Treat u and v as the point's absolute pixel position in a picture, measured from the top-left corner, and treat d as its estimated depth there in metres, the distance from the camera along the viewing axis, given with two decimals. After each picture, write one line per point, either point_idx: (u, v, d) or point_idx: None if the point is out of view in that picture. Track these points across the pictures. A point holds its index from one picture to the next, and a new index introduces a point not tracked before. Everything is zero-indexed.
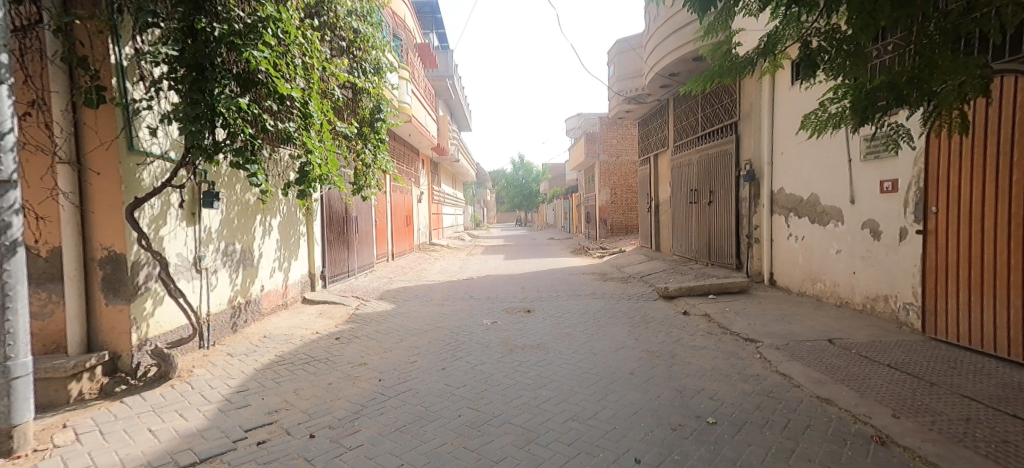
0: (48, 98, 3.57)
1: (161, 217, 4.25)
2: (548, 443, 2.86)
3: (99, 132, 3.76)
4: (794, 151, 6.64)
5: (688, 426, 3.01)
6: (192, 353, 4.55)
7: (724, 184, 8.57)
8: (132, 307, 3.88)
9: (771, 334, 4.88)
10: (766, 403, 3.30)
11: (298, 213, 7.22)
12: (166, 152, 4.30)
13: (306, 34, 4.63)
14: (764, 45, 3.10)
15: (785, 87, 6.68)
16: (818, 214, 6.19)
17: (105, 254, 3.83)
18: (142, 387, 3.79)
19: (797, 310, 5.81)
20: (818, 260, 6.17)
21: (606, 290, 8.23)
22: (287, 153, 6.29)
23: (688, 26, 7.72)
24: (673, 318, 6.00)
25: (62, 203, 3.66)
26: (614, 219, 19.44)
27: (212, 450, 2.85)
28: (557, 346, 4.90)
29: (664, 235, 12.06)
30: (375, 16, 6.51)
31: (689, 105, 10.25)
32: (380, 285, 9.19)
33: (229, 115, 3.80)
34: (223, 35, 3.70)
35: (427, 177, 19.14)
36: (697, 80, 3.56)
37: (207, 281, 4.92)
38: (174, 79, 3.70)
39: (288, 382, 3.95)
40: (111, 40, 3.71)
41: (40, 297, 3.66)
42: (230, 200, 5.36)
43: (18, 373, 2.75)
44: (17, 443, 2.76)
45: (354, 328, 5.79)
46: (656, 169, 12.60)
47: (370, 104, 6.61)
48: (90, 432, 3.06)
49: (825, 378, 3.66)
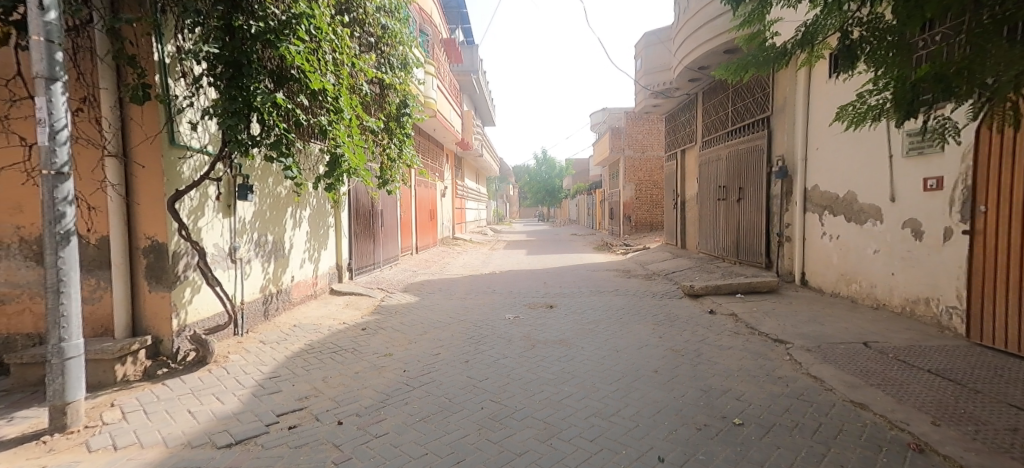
0: (97, 95, 3.80)
1: (199, 209, 4.42)
2: (570, 438, 2.89)
3: (143, 126, 3.92)
4: (829, 145, 6.47)
5: (713, 426, 2.99)
6: (227, 340, 4.73)
7: (755, 180, 8.38)
8: (173, 294, 4.04)
9: (803, 335, 4.78)
10: (796, 406, 3.25)
11: (327, 205, 7.41)
12: (205, 146, 4.49)
13: (337, 30, 4.76)
14: (802, 35, 3.02)
15: (822, 80, 6.51)
16: (855, 212, 6.00)
17: (148, 243, 4.01)
18: (182, 370, 3.96)
19: (828, 311, 5.67)
20: (854, 259, 6.00)
21: (629, 287, 8.19)
22: (317, 147, 6.50)
23: (720, 18, 7.56)
24: (698, 316, 5.93)
25: (110, 194, 3.86)
26: (638, 215, 19.25)
27: (247, 432, 2.97)
28: (579, 341, 4.91)
29: (690, 232, 11.87)
30: (402, 12, 6.57)
31: (718, 98, 10.05)
32: (405, 278, 9.37)
33: (265, 110, 3.92)
34: (259, 32, 3.80)
35: (451, 171, 19.31)
36: (729, 72, 3.53)
37: (242, 270, 5.11)
38: (214, 75, 3.86)
39: (317, 370, 4.07)
40: (156, 39, 3.87)
41: (90, 283, 3.91)
42: (263, 193, 5.55)
43: (72, 354, 2.92)
44: (71, 419, 2.93)
45: (379, 320, 5.92)
46: (683, 165, 12.37)
47: (397, 99, 6.76)
48: (136, 411, 3.23)
49: (860, 382, 3.57)
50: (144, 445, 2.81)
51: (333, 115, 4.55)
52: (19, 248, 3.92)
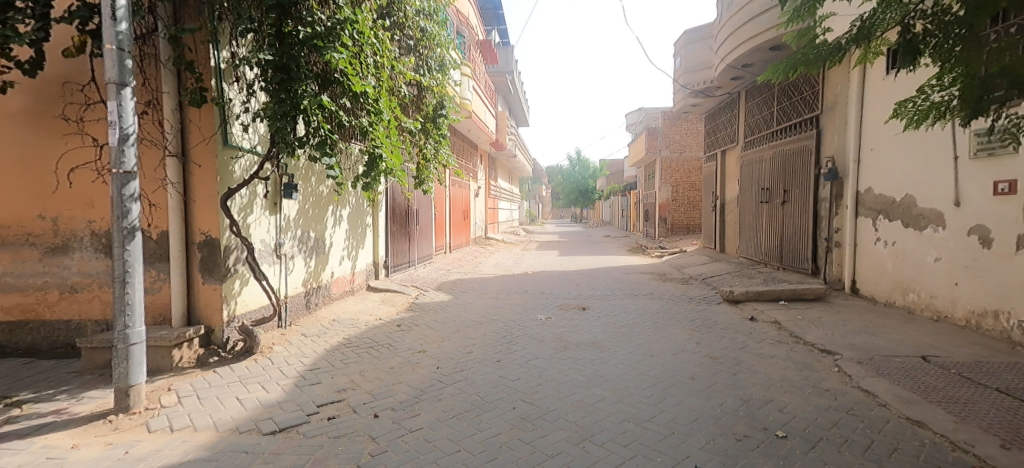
0: (159, 98, 4.05)
1: (249, 206, 4.65)
2: (603, 442, 2.88)
3: (200, 128, 4.15)
4: (884, 147, 6.17)
5: (754, 437, 2.92)
6: (272, 332, 4.95)
7: (801, 182, 8.07)
8: (224, 286, 4.27)
9: (853, 347, 4.58)
10: (845, 421, 3.13)
11: (365, 204, 7.63)
12: (255, 146, 4.71)
13: (379, 34, 4.89)
14: (857, 30, 2.90)
15: (878, 78, 6.21)
16: (913, 217, 5.70)
17: (202, 238, 4.24)
18: (231, 359, 4.17)
19: (880, 321, 5.41)
20: (911, 268, 5.70)
21: (664, 291, 8.05)
22: (358, 148, 6.70)
23: (766, 13, 7.33)
24: (737, 323, 5.77)
25: (170, 192, 4.11)
26: (674, 217, 18.88)
27: (290, 421, 3.10)
28: (612, 345, 4.88)
29: (730, 236, 11.54)
30: (440, 15, 6.68)
31: (763, 97, 9.73)
32: (438, 277, 9.52)
33: (310, 112, 4.08)
34: (306, 38, 3.96)
35: (485, 172, 19.47)
36: (776, 69, 3.43)
37: (286, 266, 5.32)
38: (265, 79, 4.05)
39: (354, 364, 4.21)
40: (213, 45, 4.10)
41: (152, 274, 4.19)
42: (306, 191, 5.77)
43: (135, 340, 3.13)
44: (133, 401, 3.14)
45: (413, 317, 6.06)
46: (723, 166, 12.04)
47: (434, 100, 6.89)
48: (190, 396, 3.43)
49: (918, 398, 3.40)
50: (197, 428, 2.99)
51: (373, 117, 4.68)
52: (89, 240, 4.23)
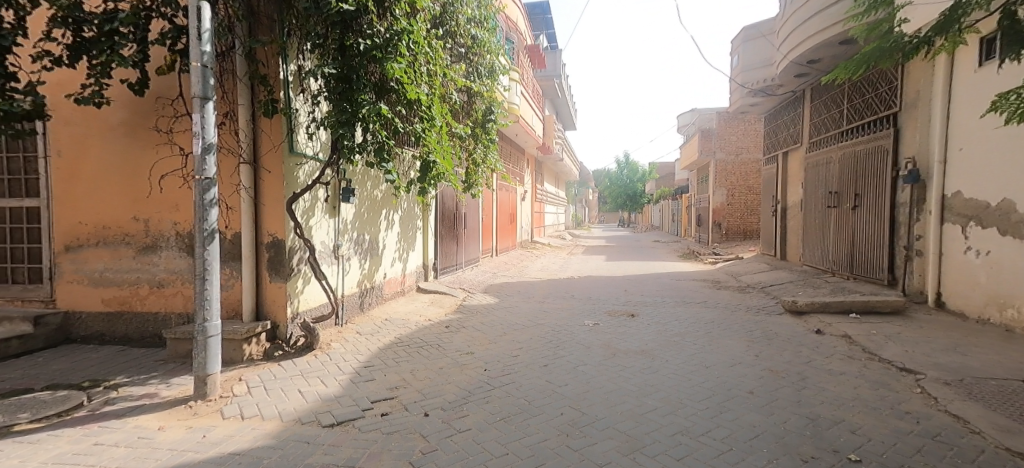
0: (236, 110, 4.33)
1: (311, 209, 4.89)
2: (655, 454, 2.80)
3: (270, 137, 4.42)
4: (977, 148, 5.66)
5: (823, 459, 2.74)
6: (331, 329, 5.17)
7: (875, 186, 7.53)
8: (288, 285, 4.51)
9: (938, 366, 4.20)
10: (930, 448, 2.87)
11: (416, 208, 7.83)
12: (317, 153, 4.95)
13: (432, 43, 5.02)
14: (942, 20, 2.68)
15: (969, 73, 5.72)
16: (1013, 225, 5.18)
17: (270, 239, 4.50)
18: (294, 353, 4.38)
19: (969, 339, 4.94)
20: (1010, 280, 5.19)
21: (718, 300, 7.74)
22: (411, 153, 6.90)
23: (836, 5, 6.90)
24: (801, 335, 5.45)
25: (243, 196, 4.39)
26: (728, 222, 18.15)
27: (346, 415, 3.22)
28: (663, 354, 4.74)
29: (792, 242, 10.93)
30: (491, 22, 6.77)
31: (831, 95, 9.18)
32: (485, 279, 9.62)
33: (368, 119, 4.24)
34: (366, 49, 4.12)
35: (532, 176, 19.52)
36: (845, 66, 3.22)
37: (343, 266, 5.55)
38: (328, 90, 4.25)
39: (405, 363, 4.32)
40: (282, 59, 4.35)
41: (226, 272, 4.46)
42: (362, 195, 6.00)
43: (213, 333, 3.35)
44: (210, 389, 3.37)
45: (461, 318, 6.15)
46: (784, 169, 11.44)
47: (483, 106, 6.99)
48: (258, 387, 3.64)
49: (1018, 427, 3.07)
50: (264, 417, 3.16)
51: (426, 123, 4.81)
52: (175, 240, 4.60)
